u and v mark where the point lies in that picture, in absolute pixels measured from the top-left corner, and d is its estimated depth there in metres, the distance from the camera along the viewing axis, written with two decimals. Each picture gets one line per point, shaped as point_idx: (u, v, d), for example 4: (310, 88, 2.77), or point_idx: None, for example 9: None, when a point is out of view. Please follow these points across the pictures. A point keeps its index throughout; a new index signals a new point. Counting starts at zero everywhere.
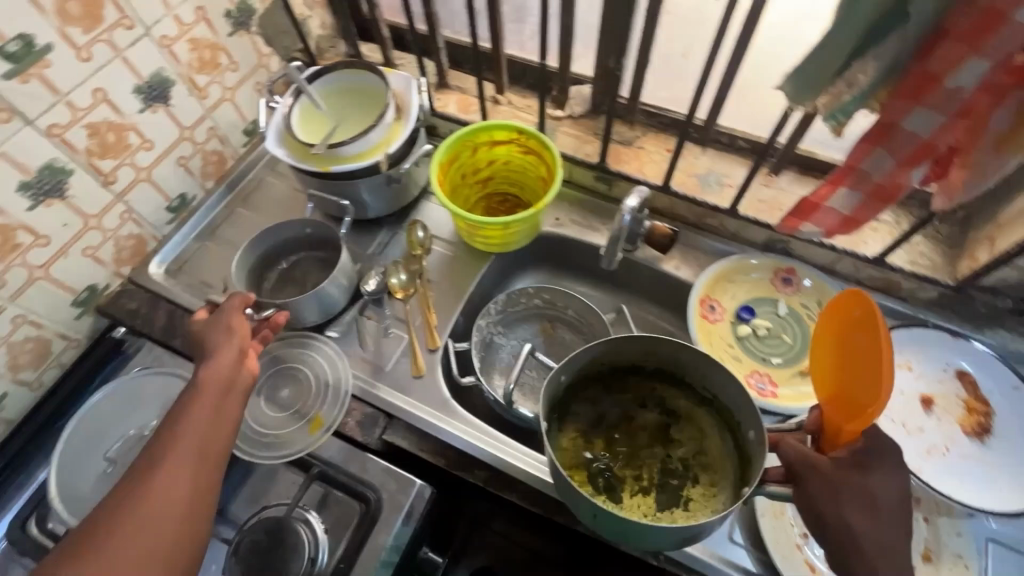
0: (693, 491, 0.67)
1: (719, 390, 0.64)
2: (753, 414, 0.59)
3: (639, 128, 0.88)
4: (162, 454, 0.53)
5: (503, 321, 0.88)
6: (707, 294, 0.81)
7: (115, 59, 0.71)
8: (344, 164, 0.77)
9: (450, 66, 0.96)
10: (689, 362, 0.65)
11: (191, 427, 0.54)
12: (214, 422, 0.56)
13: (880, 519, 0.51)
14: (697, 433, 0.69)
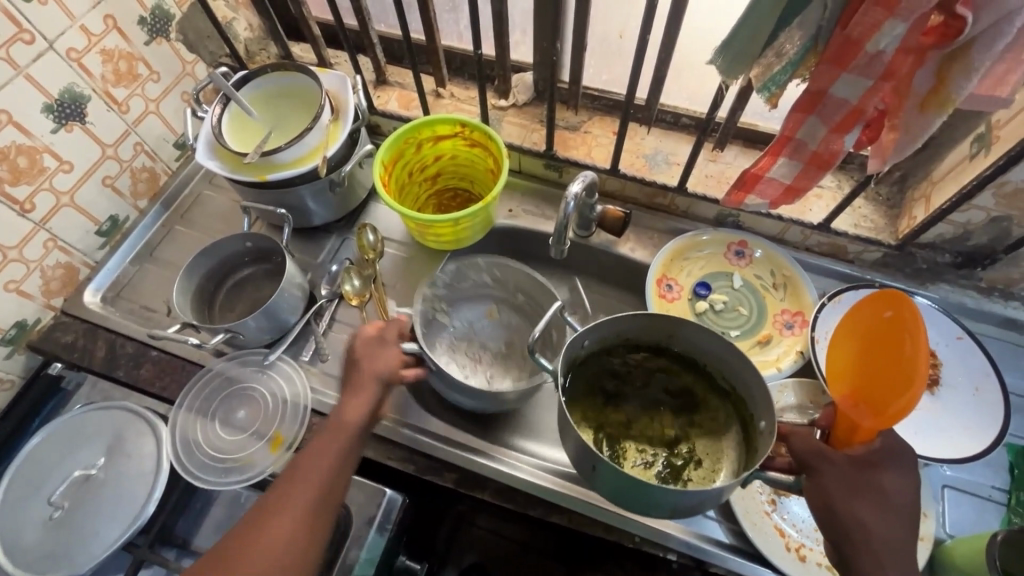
0: (694, 474, 0.65)
1: (739, 382, 0.62)
2: (767, 405, 0.57)
3: (584, 113, 0.87)
4: None
5: (447, 299, 0.84)
6: (664, 274, 0.81)
7: (17, 77, 0.66)
8: (281, 171, 0.73)
9: (387, 62, 0.93)
10: (714, 351, 0.63)
11: (315, 469, 0.56)
12: (337, 471, 0.57)
13: (891, 515, 0.51)
14: (711, 422, 0.67)
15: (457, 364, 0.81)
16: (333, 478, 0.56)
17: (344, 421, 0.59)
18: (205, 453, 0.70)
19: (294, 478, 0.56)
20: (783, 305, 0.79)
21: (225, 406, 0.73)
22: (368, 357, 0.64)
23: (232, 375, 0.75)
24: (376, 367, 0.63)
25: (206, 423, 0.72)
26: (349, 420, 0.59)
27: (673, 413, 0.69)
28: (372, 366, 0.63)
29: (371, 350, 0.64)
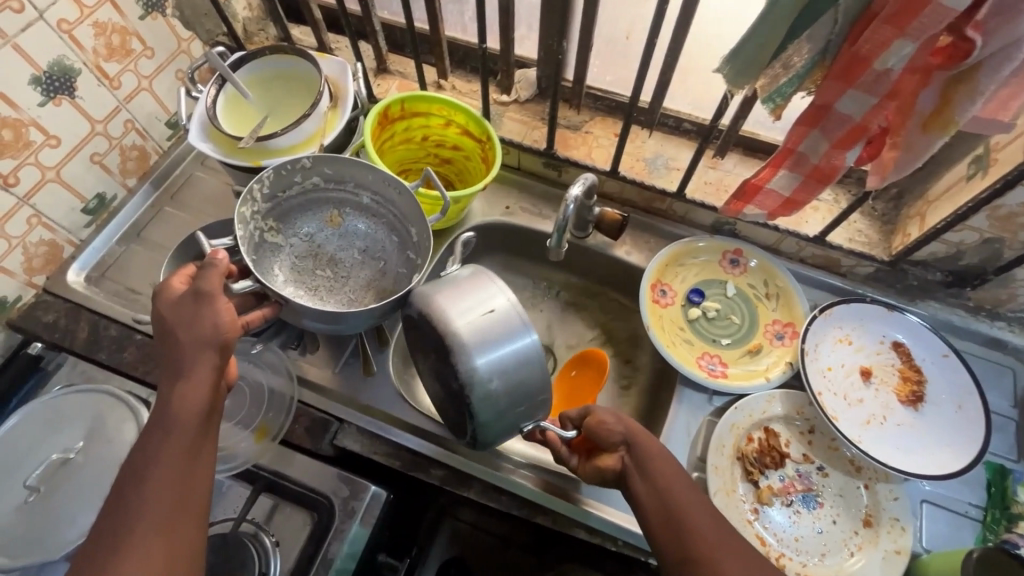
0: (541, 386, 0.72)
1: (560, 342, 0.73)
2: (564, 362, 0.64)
3: (586, 112, 0.87)
4: (126, 533, 0.46)
5: (275, 213, 0.72)
6: (658, 279, 0.81)
7: (4, 46, 0.64)
8: (276, 157, 0.72)
9: (389, 50, 0.92)
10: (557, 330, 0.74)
11: (162, 466, 0.49)
12: (195, 457, 0.50)
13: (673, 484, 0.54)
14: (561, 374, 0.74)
15: (305, 290, 0.71)
16: (190, 466, 0.50)
17: (176, 408, 0.51)
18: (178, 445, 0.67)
19: (139, 480, 0.48)
20: (775, 315, 0.79)
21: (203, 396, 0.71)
22: (184, 326, 0.53)
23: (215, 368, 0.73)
24: (199, 332, 0.53)
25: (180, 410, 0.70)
26: (190, 406, 0.51)
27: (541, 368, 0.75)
28: (194, 332, 0.53)
29: (186, 313, 0.54)
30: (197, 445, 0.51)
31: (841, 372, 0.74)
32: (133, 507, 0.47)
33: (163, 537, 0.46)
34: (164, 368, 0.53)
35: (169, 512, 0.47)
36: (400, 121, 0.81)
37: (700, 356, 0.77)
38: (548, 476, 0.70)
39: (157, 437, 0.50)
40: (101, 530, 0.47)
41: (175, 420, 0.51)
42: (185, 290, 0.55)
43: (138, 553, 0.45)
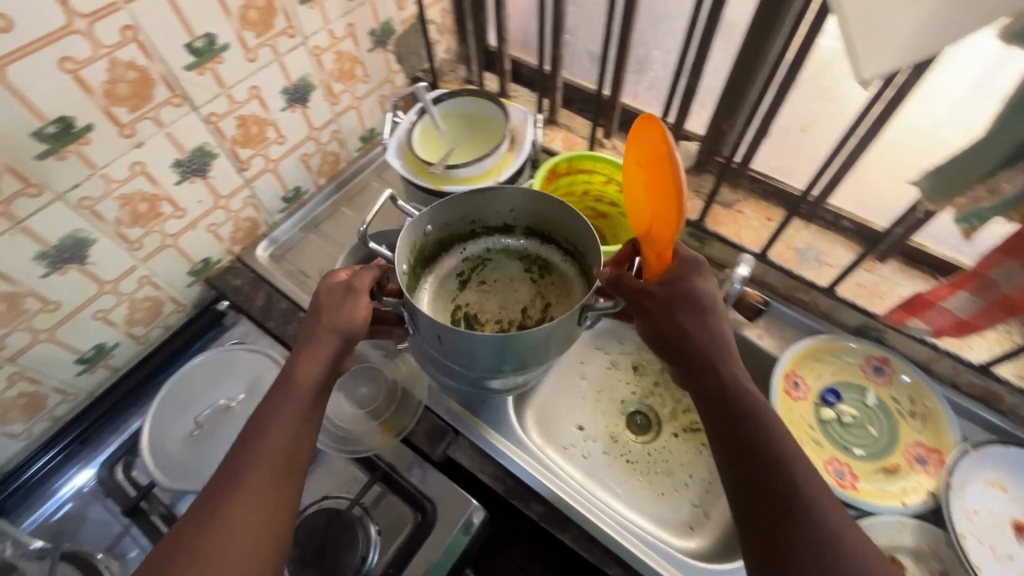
0: (546, 285, 0.77)
1: (580, 241, 0.70)
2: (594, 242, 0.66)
3: (742, 192, 0.88)
4: (240, 478, 0.49)
5: None
6: (792, 369, 0.79)
7: (275, 62, 0.78)
8: (454, 185, 0.81)
9: (561, 105, 1.01)
10: (549, 216, 0.72)
11: (280, 423, 0.52)
12: (307, 424, 0.54)
13: (704, 315, 0.57)
14: (562, 286, 0.76)
15: None
16: (302, 430, 0.54)
17: (299, 374, 0.56)
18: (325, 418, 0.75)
19: (256, 435, 0.52)
20: (919, 437, 0.74)
21: (350, 381, 0.79)
22: (326, 309, 0.60)
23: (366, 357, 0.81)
24: (338, 318, 0.59)
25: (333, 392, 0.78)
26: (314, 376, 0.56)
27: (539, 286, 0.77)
28: (336, 317, 0.59)
29: (336, 299, 0.61)
30: (311, 414, 0.55)
31: (990, 520, 0.68)
32: (252, 453, 0.50)
33: (270, 491, 0.49)
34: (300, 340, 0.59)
35: (281, 468, 0.51)
36: (564, 176, 0.88)
37: (828, 460, 0.74)
38: (644, 543, 0.69)
39: (279, 397, 0.54)
40: (220, 470, 0.50)
41: (297, 384, 0.55)
42: (342, 280, 0.62)
43: (249, 496, 0.48)
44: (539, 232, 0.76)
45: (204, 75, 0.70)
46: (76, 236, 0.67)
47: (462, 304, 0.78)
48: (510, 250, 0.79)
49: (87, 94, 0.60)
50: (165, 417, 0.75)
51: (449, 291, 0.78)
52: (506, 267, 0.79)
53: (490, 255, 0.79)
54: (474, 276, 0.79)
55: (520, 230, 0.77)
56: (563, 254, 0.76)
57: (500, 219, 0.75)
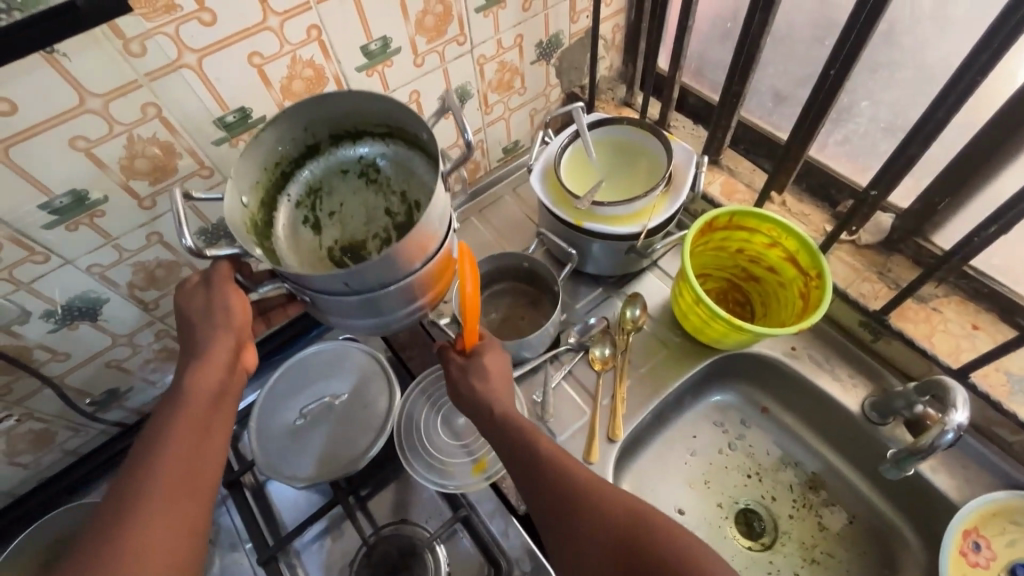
0: (397, 185, 0.62)
1: (386, 117, 0.59)
2: (415, 115, 0.57)
3: (943, 287, 0.72)
4: (134, 501, 0.48)
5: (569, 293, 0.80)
6: (977, 527, 0.63)
7: (439, 68, 0.76)
8: (597, 223, 0.74)
9: (728, 145, 0.89)
10: (342, 110, 0.59)
11: (175, 439, 0.52)
12: (203, 436, 0.54)
13: (505, 388, 0.62)
14: (408, 174, 0.62)
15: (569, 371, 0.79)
16: (201, 443, 0.53)
17: (190, 386, 0.54)
18: (420, 441, 0.73)
19: (146, 460, 0.51)
20: None
21: (449, 407, 0.76)
22: (197, 317, 0.56)
23: None
24: (215, 323, 0.56)
25: (431, 414, 0.76)
26: (204, 385, 0.55)
27: (398, 185, 0.62)
28: (213, 321, 0.56)
29: (201, 306, 0.56)
30: (209, 419, 0.54)
31: None
32: (143, 473, 0.50)
33: (170, 510, 0.49)
34: (184, 352, 0.57)
35: (178, 483, 0.50)
36: (721, 231, 0.77)
37: None
38: None
39: (170, 413, 0.53)
40: (109, 504, 0.49)
41: (187, 396, 0.54)
42: (199, 282, 0.57)
43: (145, 518, 0.47)
44: (343, 133, 0.63)
45: (372, 77, 0.70)
46: None
47: (333, 244, 0.60)
48: (331, 168, 0.64)
49: (266, 88, 0.62)
50: (274, 401, 0.78)
51: (309, 243, 0.61)
52: (341, 191, 0.64)
53: (322, 184, 0.63)
54: (317, 211, 0.63)
55: (324, 140, 0.62)
56: (426, 164, 0.61)
57: (299, 144, 0.61)
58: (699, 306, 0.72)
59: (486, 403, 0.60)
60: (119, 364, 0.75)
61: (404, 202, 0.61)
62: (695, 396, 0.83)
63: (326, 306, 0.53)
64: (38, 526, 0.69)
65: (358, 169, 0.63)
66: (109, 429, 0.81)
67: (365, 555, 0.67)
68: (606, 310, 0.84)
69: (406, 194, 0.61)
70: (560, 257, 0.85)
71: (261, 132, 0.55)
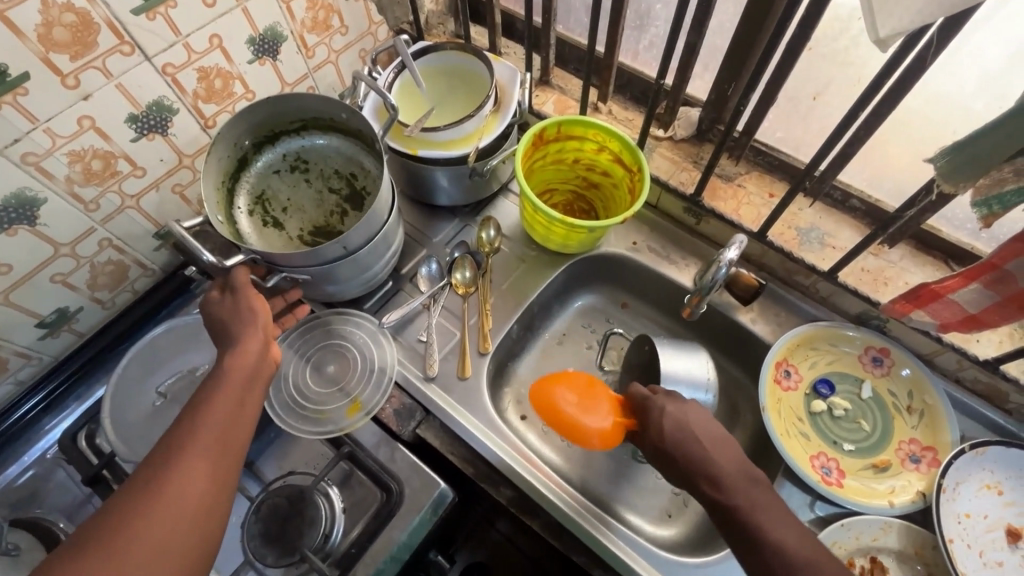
0: (327, 170, 0.76)
1: (302, 111, 0.72)
2: (334, 102, 0.70)
3: (744, 165, 0.82)
4: (174, 454, 0.50)
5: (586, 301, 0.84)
6: (785, 358, 0.75)
7: (238, 8, 0.71)
8: (432, 150, 0.75)
9: (555, 64, 0.93)
10: (264, 116, 0.70)
11: (216, 405, 0.53)
12: (240, 408, 0.55)
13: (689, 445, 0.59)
14: (334, 157, 0.76)
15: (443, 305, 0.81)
16: (239, 412, 0.55)
17: (229, 363, 0.57)
18: (292, 396, 0.73)
19: (187, 422, 0.52)
20: (913, 434, 0.70)
21: (317, 357, 0.76)
22: (230, 317, 0.60)
23: (330, 329, 0.78)
24: (243, 314, 0.60)
25: (300, 367, 0.75)
26: (241, 364, 0.57)
27: (331, 169, 0.76)
28: (241, 314, 0.60)
29: (229, 307, 0.61)
30: (246, 394, 0.56)
31: (982, 525, 0.64)
32: (186, 432, 0.51)
33: (205, 466, 0.50)
34: (221, 342, 0.60)
35: (216, 444, 0.52)
36: (554, 142, 0.82)
37: (814, 454, 0.71)
38: (605, 522, 0.67)
39: (211, 386, 0.55)
40: (152, 456, 0.50)
41: (228, 371, 0.56)
42: (221, 295, 0.62)
43: (185, 467, 0.49)
44: (263, 138, 0.74)
45: (155, 20, 0.64)
46: (22, 195, 0.63)
47: (302, 230, 0.74)
48: (264, 172, 0.75)
49: (19, 39, 0.55)
50: (125, 387, 0.73)
51: (279, 236, 0.73)
52: (283, 186, 0.76)
53: (262, 185, 0.75)
54: (271, 212, 0.74)
55: (250, 148, 0.73)
56: (359, 150, 0.76)
57: (233, 158, 0.71)
58: (538, 215, 0.76)
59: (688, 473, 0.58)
60: None
61: (345, 180, 0.76)
62: (561, 302, 0.89)
63: (319, 275, 0.69)
64: None
65: (287, 165, 0.76)
66: None
67: (252, 513, 0.67)
68: (466, 238, 0.87)
69: (342, 173, 0.76)
70: (410, 192, 0.86)
71: (209, 156, 0.65)
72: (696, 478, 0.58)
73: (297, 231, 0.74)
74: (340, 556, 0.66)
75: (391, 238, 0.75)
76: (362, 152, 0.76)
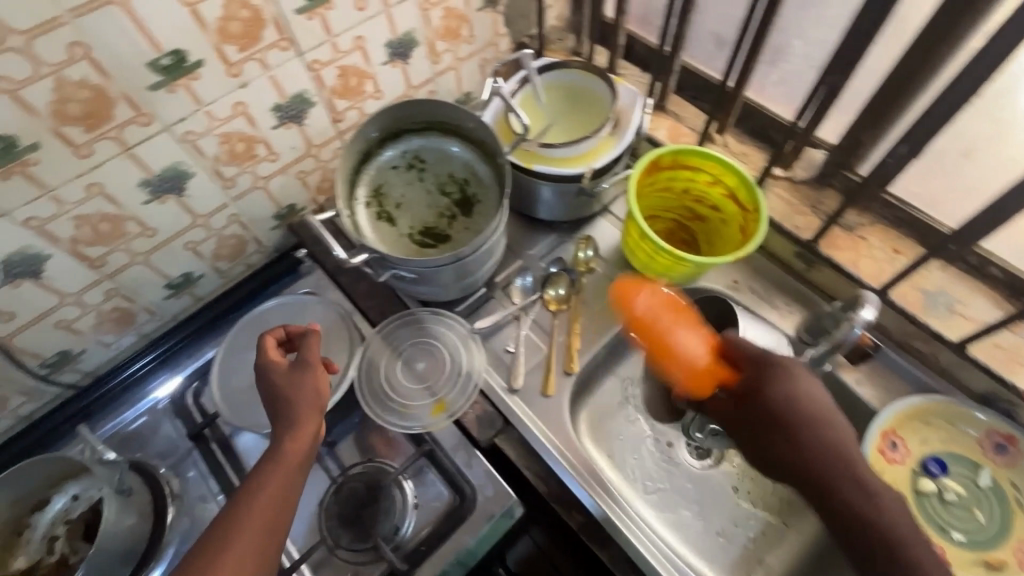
0: (444, 173, 0.78)
1: (431, 114, 0.75)
2: (465, 110, 0.73)
3: (869, 216, 0.77)
4: (223, 544, 0.52)
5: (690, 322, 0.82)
6: (893, 428, 0.69)
7: (383, 13, 0.75)
8: (546, 165, 0.76)
9: (673, 90, 0.92)
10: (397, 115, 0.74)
11: (268, 495, 0.55)
12: (287, 496, 0.56)
13: (804, 403, 0.65)
14: (452, 161, 0.78)
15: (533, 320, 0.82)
16: (286, 501, 0.56)
17: (281, 449, 0.57)
18: (383, 387, 0.76)
19: (239, 505, 0.55)
20: None
21: (409, 352, 0.78)
22: (291, 392, 0.60)
23: (423, 327, 0.80)
24: (301, 394, 0.60)
25: (392, 359, 0.78)
26: (292, 452, 0.58)
27: (446, 172, 0.78)
28: (298, 394, 0.60)
29: (288, 382, 0.60)
30: (295, 481, 0.57)
31: None
32: (235, 520, 0.54)
33: (250, 558, 0.52)
34: (274, 416, 0.60)
35: (261, 534, 0.54)
36: (666, 171, 0.81)
37: None
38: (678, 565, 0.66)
39: (262, 470, 0.56)
40: (207, 537, 0.53)
41: (278, 457, 0.57)
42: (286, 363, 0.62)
43: (231, 560, 0.52)
44: (389, 134, 0.77)
45: (313, 20, 0.68)
46: (176, 168, 0.69)
47: (412, 229, 0.76)
48: (383, 167, 0.78)
49: (201, 28, 0.61)
50: (232, 355, 0.79)
51: (390, 231, 0.76)
52: (398, 181, 0.78)
53: (381, 180, 0.78)
54: (385, 206, 0.77)
55: (375, 144, 0.77)
56: (475, 159, 0.78)
57: (359, 152, 0.75)
58: (644, 242, 0.75)
59: (796, 428, 0.64)
60: (69, 324, 0.74)
61: (459, 185, 0.78)
62: None
63: (424, 275, 0.72)
64: (6, 478, 0.65)
65: (406, 162, 0.78)
66: (64, 392, 0.80)
67: (332, 493, 0.70)
68: (561, 254, 0.86)
69: (457, 177, 0.78)
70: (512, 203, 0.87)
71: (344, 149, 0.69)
72: (796, 450, 0.64)
73: (407, 228, 0.76)
74: (409, 550, 0.67)
75: (495, 251, 0.76)
76: (480, 161, 0.78)
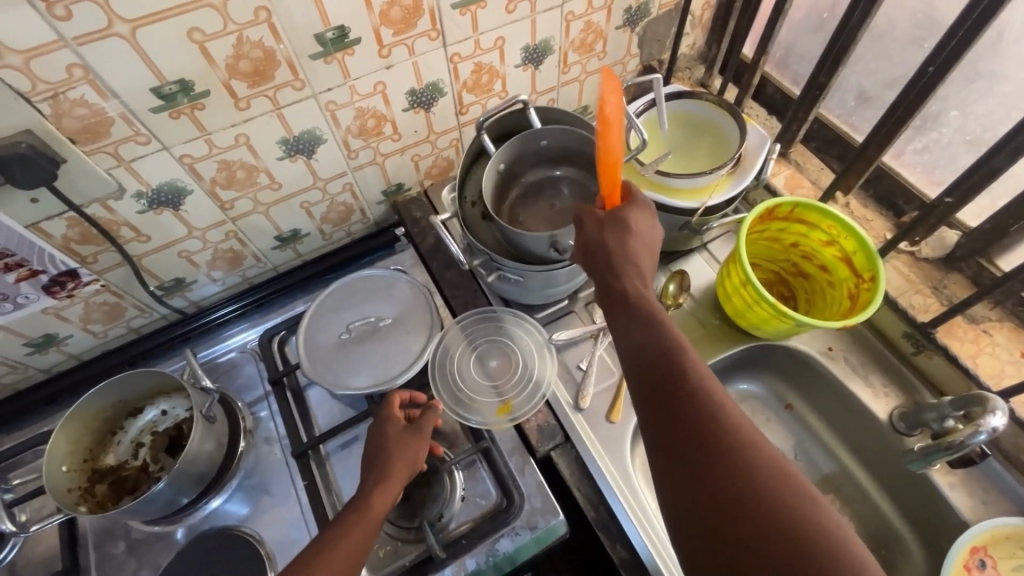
0: None
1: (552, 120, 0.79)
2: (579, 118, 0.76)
3: (998, 312, 0.72)
4: None
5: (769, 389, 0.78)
6: (985, 545, 0.63)
7: (528, 18, 0.77)
8: (658, 193, 0.75)
9: (799, 140, 0.89)
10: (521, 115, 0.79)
11: (347, 544, 0.55)
12: (363, 551, 0.56)
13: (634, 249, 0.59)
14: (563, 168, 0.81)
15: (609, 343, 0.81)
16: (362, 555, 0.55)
17: (373, 503, 0.59)
18: (453, 375, 0.77)
19: (323, 548, 0.54)
20: None
21: (484, 348, 0.80)
22: (397, 449, 0.63)
23: (502, 327, 0.81)
24: (407, 455, 0.63)
25: (467, 351, 0.79)
26: (381, 505, 0.59)
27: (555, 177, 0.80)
28: (404, 454, 0.63)
29: (398, 440, 0.64)
30: (371, 543, 0.57)
31: None
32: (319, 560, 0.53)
33: None
34: (368, 468, 0.63)
35: None
36: (781, 221, 0.77)
37: None
38: None
39: (351, 518, 0.57)
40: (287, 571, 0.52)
41: (368, 508, 0.58)
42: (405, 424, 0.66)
43: None
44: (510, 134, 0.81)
45: (465, 15, 0.71)
46: (313, 133, 0.74)
47: None
48: None
49: (367, 10, 0.64)
50: (322, 314, 0.83)
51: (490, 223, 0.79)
52: None
53: None
54: None
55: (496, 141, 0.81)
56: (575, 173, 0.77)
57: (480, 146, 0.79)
58: (745, 289, 0.73)
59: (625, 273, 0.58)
60: (189, 255, 0.80)
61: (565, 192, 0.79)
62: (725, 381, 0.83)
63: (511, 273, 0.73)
64: (115, 382, 0.72)
65: None
66: (171, 314, 0.87)
67: None
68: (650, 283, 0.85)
69: None
70: None
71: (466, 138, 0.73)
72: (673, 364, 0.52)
73: None
74: (450, 540, 0.68)
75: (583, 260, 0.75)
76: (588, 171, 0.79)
